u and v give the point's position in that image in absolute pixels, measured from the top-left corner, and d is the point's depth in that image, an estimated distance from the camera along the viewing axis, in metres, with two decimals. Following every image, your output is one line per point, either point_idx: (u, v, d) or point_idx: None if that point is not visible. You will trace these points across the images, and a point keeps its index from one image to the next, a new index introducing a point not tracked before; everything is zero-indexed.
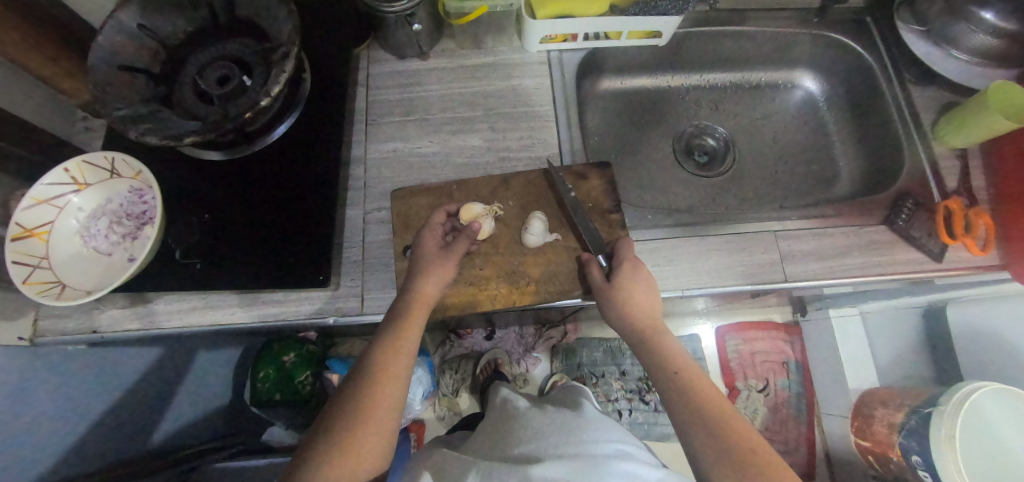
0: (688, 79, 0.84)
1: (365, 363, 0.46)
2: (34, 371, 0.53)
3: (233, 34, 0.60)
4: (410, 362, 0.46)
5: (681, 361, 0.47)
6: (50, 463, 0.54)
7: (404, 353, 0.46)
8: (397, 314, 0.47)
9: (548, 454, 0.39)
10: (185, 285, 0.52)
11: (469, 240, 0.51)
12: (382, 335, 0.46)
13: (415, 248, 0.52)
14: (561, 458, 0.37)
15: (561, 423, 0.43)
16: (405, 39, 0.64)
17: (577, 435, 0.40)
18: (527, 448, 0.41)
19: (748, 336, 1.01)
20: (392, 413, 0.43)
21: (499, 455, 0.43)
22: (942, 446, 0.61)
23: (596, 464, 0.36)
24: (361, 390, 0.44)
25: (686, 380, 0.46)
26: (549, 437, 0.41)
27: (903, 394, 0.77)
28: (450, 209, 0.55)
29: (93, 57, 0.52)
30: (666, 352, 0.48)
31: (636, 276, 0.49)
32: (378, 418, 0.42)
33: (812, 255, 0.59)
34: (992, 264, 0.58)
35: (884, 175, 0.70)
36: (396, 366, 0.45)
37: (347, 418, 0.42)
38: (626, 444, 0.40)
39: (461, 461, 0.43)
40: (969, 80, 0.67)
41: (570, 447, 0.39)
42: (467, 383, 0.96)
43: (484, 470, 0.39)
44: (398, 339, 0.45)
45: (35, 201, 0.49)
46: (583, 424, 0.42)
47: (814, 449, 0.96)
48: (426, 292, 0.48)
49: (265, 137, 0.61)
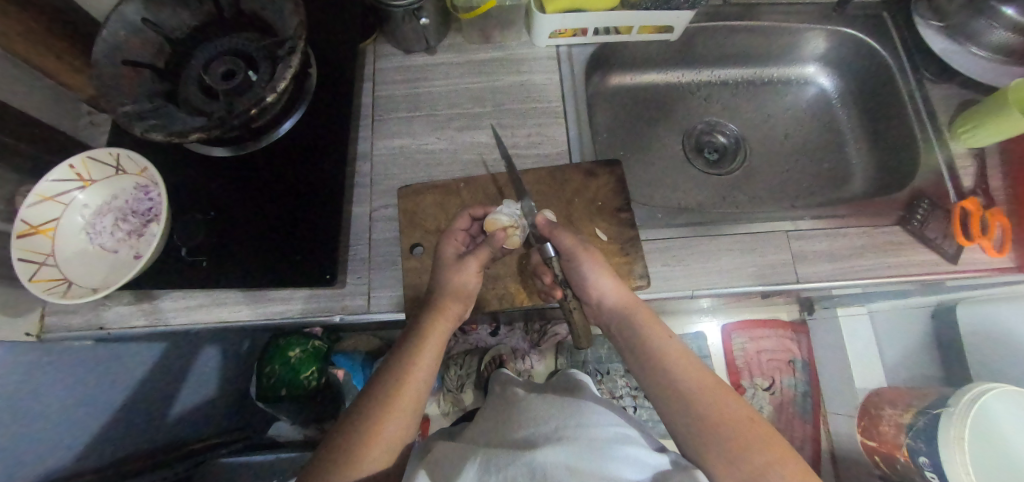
0: (699, 74, 0.82)
1: (390, 361, 0.44)
2: (42, 367, 0.53)
3: (237, 28, 0.59)
4: (438, 363, 0.45)
5: (665, 349, 0.44)
6: (60, 457, 0.54)
7: (429, 354, 0.44)
8: (426, 309, 0.47)
9: (548, 438, 0.35)
10: (191, 283, 0.51)
11: (491, 250, 0.48)
12: (410, 335, 0.45)
13: (439, 255, 0.50)
14: (562, 441, 0.34)
15: (561, 407, 0.40)
16: (412, 33, 0.63)
17: (578, 418, 0.37)
18: (526, 432, 0.37)
19: (754, 334, 1.00)
20: (415, 411, 0.42)
21: (497, 442, 0.39)
22: (951, 448, 0.61)
23: (600, 449, 0.33)
24: (383, 384, 0.42)
25: (668, 369, 0.43)
26: (549, 421, 0.38)
27: (910, 394, 0.76)
28: (474, 212, 0.53)
29: (97, 52, 0.51)
30: (652, 345, 0.45)
31: (602, 267, 0.48)
32: (401, 414, 0.41)
33: (823, 255, 0.58)
34: (1008, 266, 0.57)
35: (899, 174, 0.68)
36: (422, 365, 0.43)
37: (368, 413, 0.40)
38: (627, 429, 0.38)
39: (454, 450, 0.38)
40: (988, 77, 0.66)
41: (572, 429, 0.35)
42: (473, 379, 0.94)
43: (482, 457, 0.34)
44: (426, 335, 0.45)
45: (41, 198, 0.49)
46: (582, 408, 0.39)
47: (818, 449, 0.94)
48: (455, 289, 0.47)
49: (270, 133, 0.61)
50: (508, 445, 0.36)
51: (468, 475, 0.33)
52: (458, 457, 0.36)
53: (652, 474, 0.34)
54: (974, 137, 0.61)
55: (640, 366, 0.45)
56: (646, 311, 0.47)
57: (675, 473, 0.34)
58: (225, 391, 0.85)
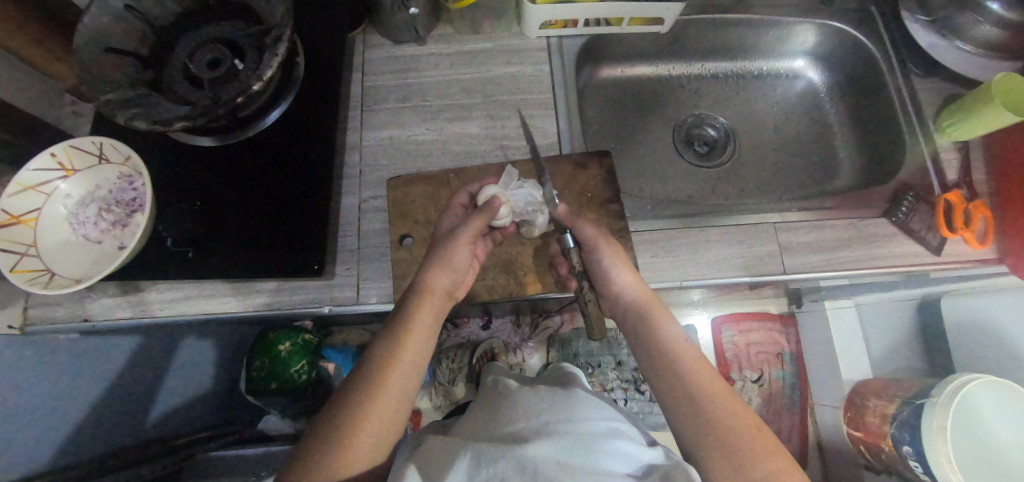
0: (690, 67, 0.83)
1: (374, 348, 0.43)
2: (25, 360, 0.53)
3: (224, 16, 0.58)
4: (426, 349, 0.44)
5: (678, 347, 0.44)
6: (47, 451, 0.54)
7: (415, 339, 0.43)
8: (405, 303, 0.45)
9: (539, 432, 0.35)
10: (177, 274, 0.51)
11: (484, 219, 0.49)
12: (393, 322, 0.44)
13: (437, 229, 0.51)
14: (551, 436, 0.34)
15: (552, 401, 0.40)
16: (401, 23, 0.63)
17: (569, 412, 0.37)
18: (516, 427, 0.37)
19: (744, 327, 1.01)
20: (404, 400, 0.41)
21: (487, 435, 0.39)
22: (933, 437, 0.62)
23: (590, 443, 0.33)
24: (362, 380, 0.41)
25: (676, 364, 0.43)
26: (540, 414, 0.38)
27: (895, 385, 0.78)
28: (472, 190, 0.55)
29: (79, 39, 0.50)
30: (664, 340, 0.45)
31: (621, 260, 0.48)
32: (388, 403, 0.40)
33: (809, 247, 0.59)
34: (990, 257, 0.58)
35: (885, 168, 0.69)
36: (408, 352, 0.42)
37: (353, 401, 0.39)
38: (619, 423, 0.38)
39: (444, 443, 0.38)
40: (973, 71, 0.66)
41: (561, 424, 0.35)
42: (465, 373, 0.94)
43: (473, 449, 0.34)
44: (407, 328, 0.43)
45: (21, 187, 0.48)
46: (573, 401, 0.39)
47: (806, 439, 0.96)
48: (434, 282, 0.46)
49: (258, 123, 0.60)
50: (498, 438, 0.36)
51: (459, 468, 0.33)
52: (450, 449, 0.36)
53: (640, 468, 0.34)
54: (958, 131, 0.62)
55: (649, 361, 0.45)
56: (663, 309, 0.47)
57: (664, 466, 0.34)
58: (216, 386, 0.85)
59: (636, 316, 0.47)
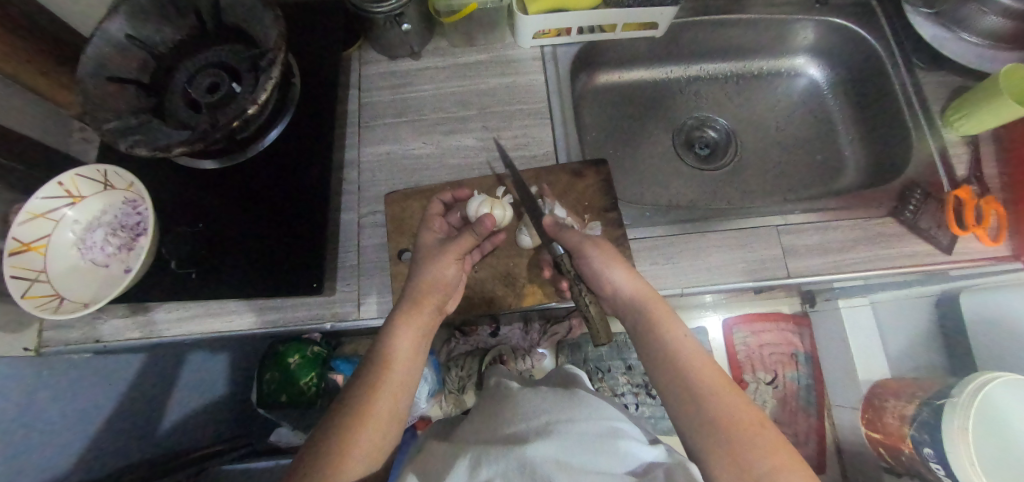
0: (688, 69, 0.82)
1: (371, 356, 0.43)
2: (38, 379, 0.55)
3: (222, 41, 0.60)
4: (416, 364, 0.44)
5: (685, 347, 0.42)
6: (61, 468, 0.55)
7: (410, 346, 0.44)
8: (399, 308, 0.46)
9: (537, 432, 0.34)
10: (181, 295, 0.52)
11: (474, 237, 0.49)
12: (384, 333, 0.44)
13: (419, 243, 0.52)
14: (550, 435, 0.33)
15: (553, 401, 0.39)
16: (395, 39, 0.63)
17: (569, 412, 0.37)
18: (516, 428, 0.36)
19: (757, 328, 0.98)
20: (400, 412, 0.41)
21: (487, 437, 0.38)
22: (954, 439, 0.59)
23: (591, 444, 0.32)
24: (361, 388, 0.41)
25: (676, 362, 0.41)
26: (541, 415, 0.37)
27: (914, 385, 0.75)
28: (445, 199, 0.56)
29: (82, 70, 0.51)
30: (662, 338, 0.43)
31: (608, 266, 0.47)
32: (384, 412, 0.40)
33: (814, 249, 0.57)
34: (1004, 254, 0.56)
35: (892, 165, 0.68)
36: (401, 362, 0.43)
37: (354, 408, 0.40)
38: (619, 422, 0.37)
39: (445, 448, 0.38)
40: (980, 63, 0.65)
41: (561, 424, 0.35)
42: (473, 380, 0.94)
43: (472, 452, 0.33)
44: (404, 333, 0.44)
45: (31, 216, 0.50)
46: (575, 401, 0.39)
47: (824, 440, 0.93)
48: (434, 283, 0.47)
49: (256, 143, 0.61)
50: (498, 440, 0.36)
51: (460, 468, 0.32)
52: (448, 455, 0.36)
53: (642, 467, 0.33)
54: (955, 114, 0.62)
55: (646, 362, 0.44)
56: (664, 307, 0.46)
57: (666, 465, 0.33)
58: (227, 399, 0.86)
59: (629, 312, 0.47)
